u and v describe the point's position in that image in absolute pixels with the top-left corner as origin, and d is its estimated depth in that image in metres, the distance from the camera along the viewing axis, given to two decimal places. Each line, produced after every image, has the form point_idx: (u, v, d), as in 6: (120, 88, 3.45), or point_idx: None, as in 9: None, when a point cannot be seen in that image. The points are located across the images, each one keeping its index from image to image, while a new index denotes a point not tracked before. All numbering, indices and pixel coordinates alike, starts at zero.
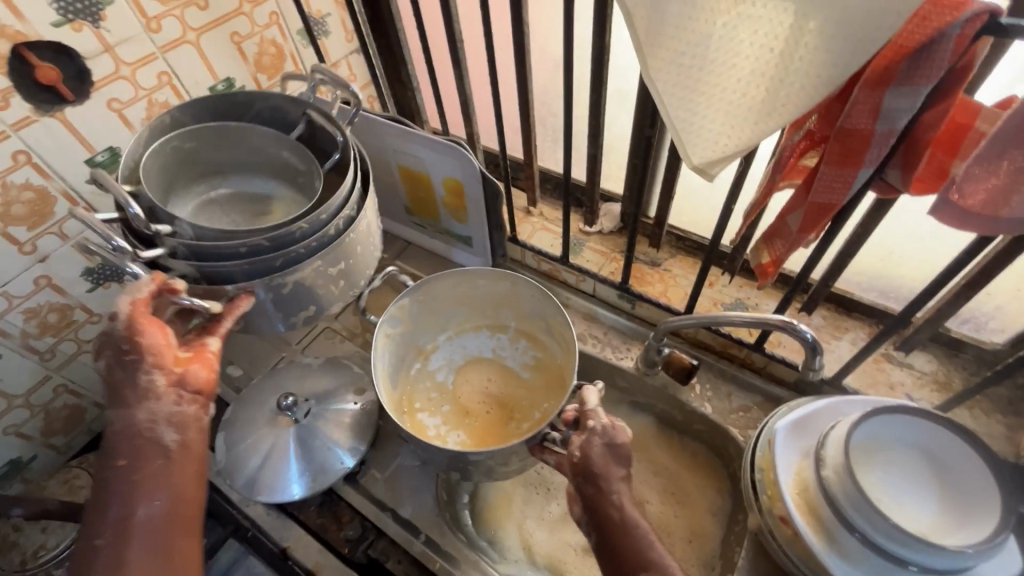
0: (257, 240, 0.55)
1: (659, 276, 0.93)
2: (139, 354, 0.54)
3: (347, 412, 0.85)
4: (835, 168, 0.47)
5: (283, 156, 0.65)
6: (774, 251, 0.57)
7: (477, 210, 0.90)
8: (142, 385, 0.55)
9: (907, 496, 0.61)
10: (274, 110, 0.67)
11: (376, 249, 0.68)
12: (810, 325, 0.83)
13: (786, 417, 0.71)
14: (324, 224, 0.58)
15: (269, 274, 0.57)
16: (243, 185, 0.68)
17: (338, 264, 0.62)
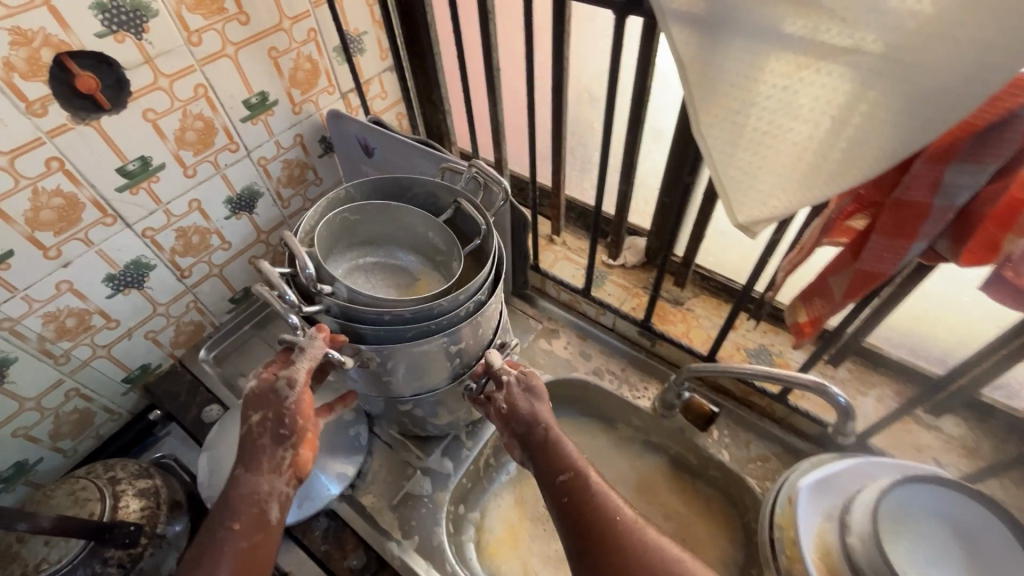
0: (400, 310, 0.61)
1: (682, 316, 0.91)
2: (282, 429, 0.58)
3: (339, 439, 0.85)
4: (886, 238, 0.46)
5: (430, 238, 0.76)
6: (812, 311, 0.56)
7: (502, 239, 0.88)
8: (279, 460, 0.59)
9: (935, 570, 0.59)
10: (434, 196, 0.78)
11: (486, 335, 0.73)
12: (835, 377, 0.81)
13: (810, 475, 0.69)
14: (461, 302, 0.64)
15: (398, 342, 0.63)
16: (387, 258, 0.79)
17: (470, 336, 0.69)
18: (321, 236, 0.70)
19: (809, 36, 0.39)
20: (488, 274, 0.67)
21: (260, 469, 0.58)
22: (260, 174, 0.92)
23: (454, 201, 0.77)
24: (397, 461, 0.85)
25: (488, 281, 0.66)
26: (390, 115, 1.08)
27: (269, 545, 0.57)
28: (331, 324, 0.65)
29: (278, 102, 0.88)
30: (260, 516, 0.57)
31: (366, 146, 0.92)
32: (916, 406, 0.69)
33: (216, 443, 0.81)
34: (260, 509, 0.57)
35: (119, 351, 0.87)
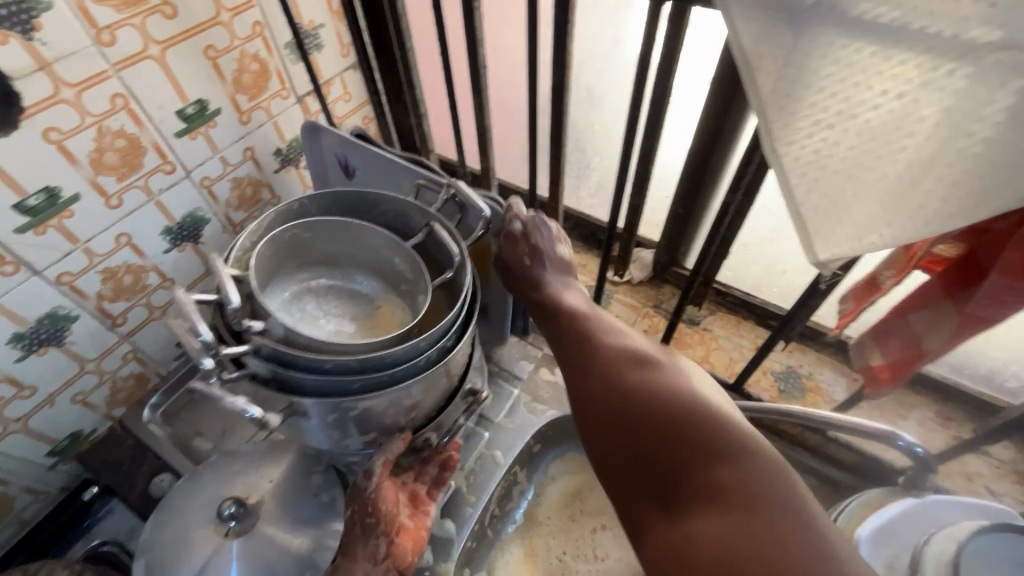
0: (347, 359, 0.49)
1: (699, 337, 0.82)
2: (369, 518, 0.62)
3: (306, 505, 0.69)
4: (1006, 281, 0.37)
5: (395, 263, 0.64)
6: (892, 354, 0.48)
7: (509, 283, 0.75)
8: (374, 548, 0.62)
9: None
10: (403, 214, 0.66)
11: (445, 383, 0.63)
12: (872, 401, 0.74)
13: (868, 524, 0.61)
14: (421, 350, 0.53)
15: (341, 397, 0.52)
16: (344, 282, 0.66)
17: (431, 382, 0.58)
18: (263, 250, 0.58)
19: (943, 28, 0.29)
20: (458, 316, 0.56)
21: (354, 557, 0.61)
22: (205, 197, 0.78)
23: (426, 222, 0.65)
24: None
25: (456, 324, 0.55)
26: (356, 119, 0.95)
27: None
28: (259, 372, 0.52)
29: (220, 111, 0.73)
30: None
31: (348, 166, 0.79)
32: (976, 437, 0.61)
33: (160, 540, 0.65)
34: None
35: (39, 422, 0.72)
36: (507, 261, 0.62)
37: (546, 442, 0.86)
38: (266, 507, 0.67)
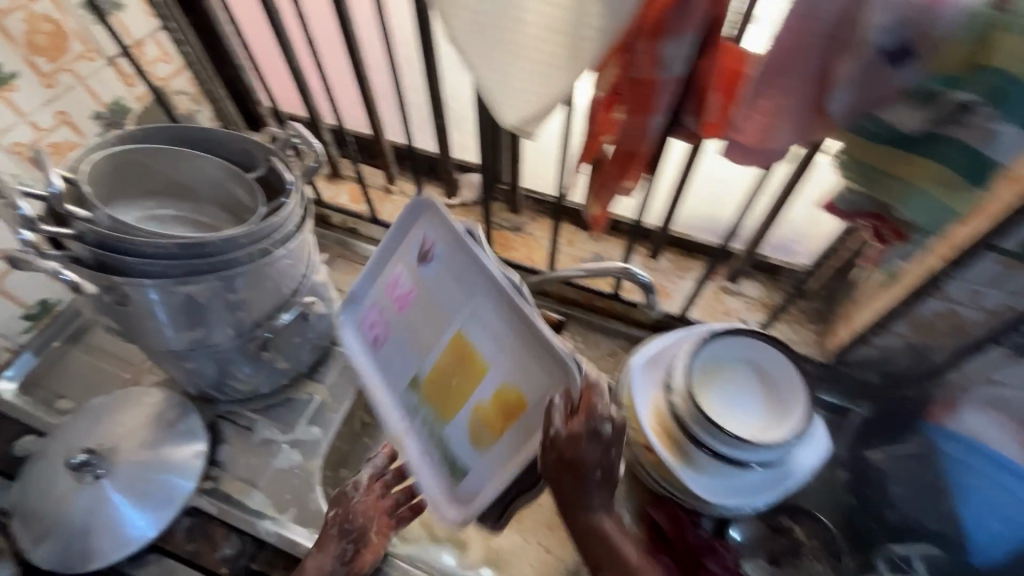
0: (167, 244, 0.61)
1: (523, 240, 0.95)
2: (348, 524, 0.70)
3: (165, 437, 0.76)
4: (634, 118, 0.51)
5: (236, 193, 0.76)
6: (603, 203, 0.61)
7: (512, 451, 0.57)
8: (341, 551, 0.69)
9: (741, 404, 0.70)
10: (245, 150, 0.77)
11: (284, 291, 0.73)
12: (658, 268, 0.90)
13: (642, 354, 0.76)
14: (242, 245, 0.64)
15: (162, 279, 0.62)
16: (191, 212, 0.77)
17: (264, 281, 0.69)
18: (100, 164, 0.68)
19: None
20: (284, 226, 0.68)
21: (327, 550, 0.68)
22: (20, 164, 0.79)
23: (267, 158, 0.76)
24: (259, 441, 0.81)
25: (279, 228, 0.67)
26: (180, 80, 0.97)
27: None
28: (84, 258, 0.61)
29: (17, 74, 0.74)
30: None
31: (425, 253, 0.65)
32: None
33: (30, 500, 0.72)
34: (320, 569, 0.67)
35: None
36: (552, 444, 0.51)
37: None
38: (123, 449, 0.74)
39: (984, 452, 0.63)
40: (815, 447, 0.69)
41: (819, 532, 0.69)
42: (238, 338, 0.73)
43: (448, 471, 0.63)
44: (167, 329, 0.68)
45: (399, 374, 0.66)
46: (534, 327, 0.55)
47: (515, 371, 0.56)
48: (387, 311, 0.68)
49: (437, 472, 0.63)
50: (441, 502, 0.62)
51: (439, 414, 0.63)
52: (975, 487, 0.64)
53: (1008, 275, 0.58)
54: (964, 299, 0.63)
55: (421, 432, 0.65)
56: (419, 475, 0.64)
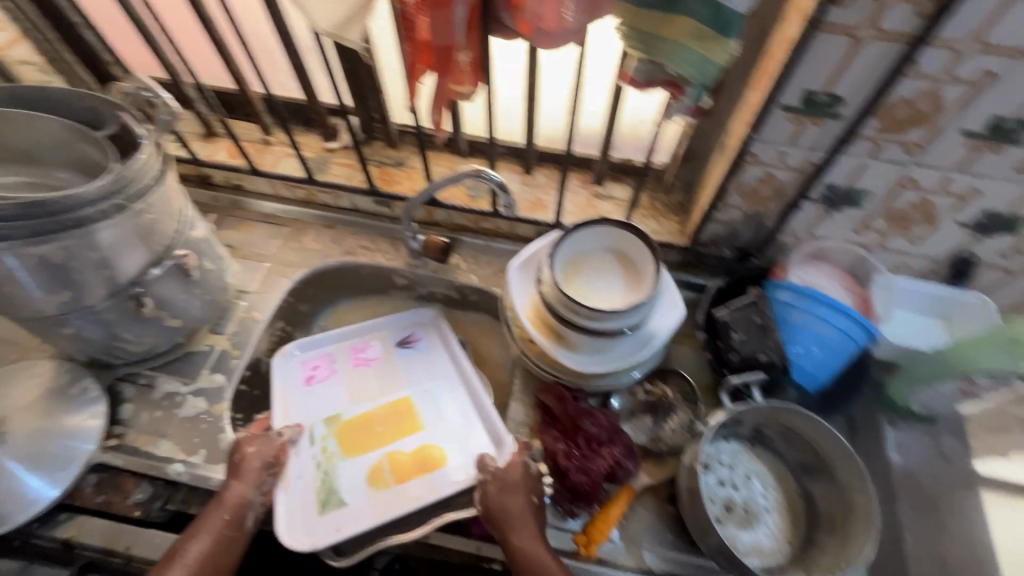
0: (6, 207, 0.58)
1: (405, 174, 0.97)
2: (271, 466, 0.71)
3: (59, 404, 0.76)
4: (435, 11, 0.55)
5: (90, 152, 0.74)
6: (439, 106, 0.64)
7: (405, 502, 0.72)
8: (265, 486, 0.70)
9: (605, 285, 0.77)
10: (93, 108, 0.74)
11: (155, 246, 0.73)
12: (534, 183, 0.95)
13: (517, 257, 0.82)
14: (86, 198, 0.62)
15: (7, 243, 0.60)
16: (43, 177, 0.75)
17: (128, 236, 0.68)
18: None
19: None
20: (134, 178, 0.66)
21: (245, 479, 0.69)
22: None
23: (117, 116, 0.74)
24: (162, 395, 0.82)
25: (128, 181, 0.65)
26: None
27: (223, 541, 0.65)
28: None
29: None
30: (240, 520, 0.67)
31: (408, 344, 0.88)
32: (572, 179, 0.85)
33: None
34: (240, 513, 0.67)
35: None
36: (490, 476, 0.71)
37: (310, 301, 0.96)
38: (13, 420, 0.74)
39: (806, 293, 0.73)
40: (672, 313, 0.77)
41: (681, 387, 0.79)
42: (111, 298, 0.72)
43: (317, 503, 0.72)
44: (33, 294, 0.67)
45: (333, 398, 0.81)
46: (487, 418, 0.78)
47: (448, 441, 0.77)
48: (339, 365, 0.84)
49: (306, 501, 0.72)
50: (295, 525, 0.70)
51: (338, 456, 0.75)
52: (802, 325, 0.73)
53: (800, 130, 0.66)
54: (774, 160, 0.71)
55: (307, 462, 0.75)
56: (284, 483, 0.72)
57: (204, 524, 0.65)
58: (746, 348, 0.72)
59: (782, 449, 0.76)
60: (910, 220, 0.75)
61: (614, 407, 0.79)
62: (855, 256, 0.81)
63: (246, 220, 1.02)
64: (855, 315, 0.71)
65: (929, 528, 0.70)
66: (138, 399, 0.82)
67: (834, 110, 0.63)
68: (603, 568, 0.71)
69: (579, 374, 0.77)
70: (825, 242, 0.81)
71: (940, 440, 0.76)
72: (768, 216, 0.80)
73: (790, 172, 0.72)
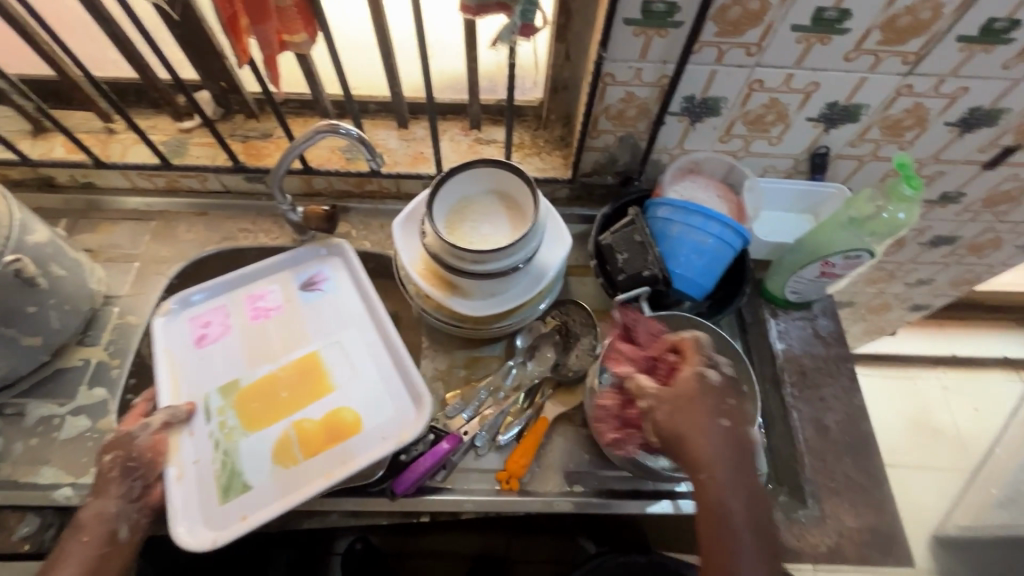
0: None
1: (275, 146, 0.91)
2: (129, 461, 0.66)
3: None
4: None
5: None
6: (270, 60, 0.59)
7: (316, 476, 0.70)
8: (129, 488, 0.66)
9: (491, 228, 0.77)
10: None
11: None
12: (413, 137, 0.91)
13: (400, 214, 0.80)
14: None
15: None
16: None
17: None
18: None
19: None
20: None
21: (108, 494, 0.64)
22: None
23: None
24: (36, 421, 0.75)
25: None
26: None
27: (93, 561, 0.62)
28: None
29: None
30: (109, 535, 0.63)
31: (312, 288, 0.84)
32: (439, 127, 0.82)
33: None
34: (107, 528, 0.63)
35: None
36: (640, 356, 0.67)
37: None
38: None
39: (678, 205, 0.76)
40: (561, 245, 0.77)
41: (581, 315, 0.81)
42: None
43: (220, 488, 0.69)
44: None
45: (231, 355, 0.78)
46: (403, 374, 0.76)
47: (359, 402, 0.75)
48: (234, 319, 0.81)
49: (203, 490, 0.69)
50: (193, 516, 0.67)
51: (238, 433, 0.72)
52: (680, 236, 0.76)
53: (648, 44, 0.67)
54: (632, 78, 0.72)
55: (204, 442, 0.72)
56: (176, 474, 0.69)
57: (68, 550, 0.62)
58: (631, 266, 0.74)
59: None
60: (767, 121, 0.78)
61: (519, 346, 0.80)
62: (726, 165, 0.85)
63: (105, 221, 0.93)
64: (725, 219, 0.74)
65: (813, 402, 0.78)
66: (9, 430, 0.74)
67: (674, 19, 0.64)
68: (527, 496, 0.73)
69: (478, 320, 0.77)
70: (696, 155, 0.84)
71: (816, 321, 0.83)
72: (640, 136, 0.81)
73: (649, 88, 0.73)
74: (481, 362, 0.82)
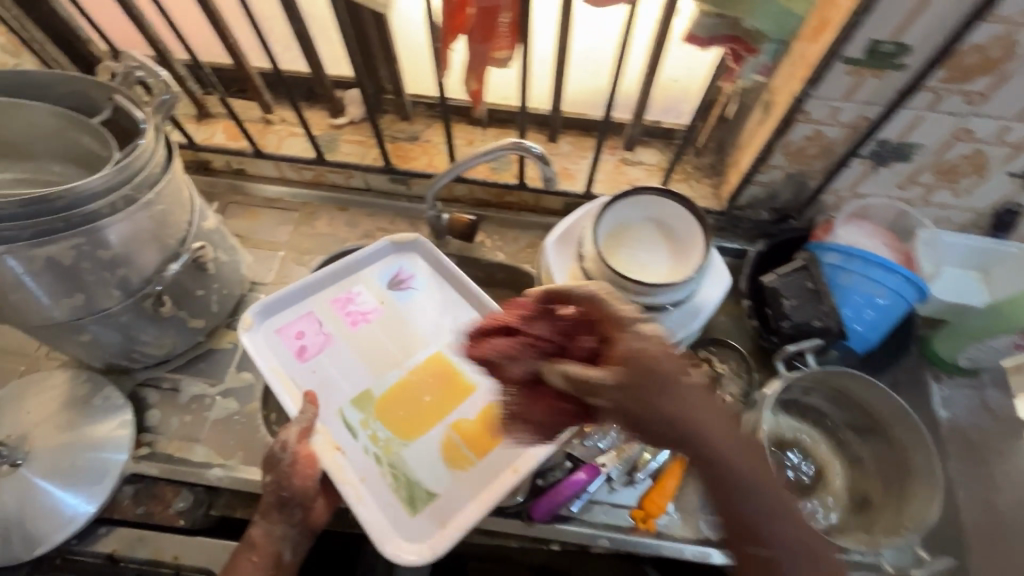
0: (4, 203, 0.53)
1: (422, 149, 0.92)
2: (282, 493, 0.64)
3: (83, 415, 0.72)
4: None
5: (87, 143, 0.67)
6: (477, 74, 0.59)
7: (497, 472, 0.66)
8: (292, 514, 0.66)
9: (648, 257, 0.75)
10: (81, 92, 0.67)
11: (166, 242, 0.67)
12: (559, 152, 0.89)
13: (553, 233, 0.78)
14: (96, 192, 0.57)
15: (15, 245, 0.55)
16: (35, 171, 0.69)
17: (139, 232, 0.63)
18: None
19: None
20: (144, 167, 0.61)
21: (272, 519, 0.66)
22: None
23: (110, 98, 0.67)
24: (190, 398, 0.78)
25: (139, 171, 0.60)
26: None
27: None
28: None
29: None
30: (276, 557, 0.65)
31: (405, 288, 0.78)
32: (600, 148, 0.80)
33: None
34: (275, 551, 0.65)
35: None
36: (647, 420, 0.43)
37: None
38: (36, 435, 0.70)
39: (858, 254, 0.70)
40: (720, 281, 0.75)
41: (730, 355, 0.77)
42: (128, 300, 0.66)
43: (403, 503, 0.64)
44: (40, 299, 0.61)
45: (342, 363, 0.71)
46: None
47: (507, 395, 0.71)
48: (328, 326, 0.73)
49: (385, 505, 0.64)
50: (390, 534, 0.62)
51: (396, 442, 0.67)
52: (853, 287, 0.71)
53: (858, 84, 0.63)
54: (826, 117, 0.68)
55: (362, 458, 0.66)
56: (354, 494, 0.63)
57: (238, 567, 0.64)
58: (799, 314, 0.70)
59: (829, 413, 0.75)
60: (960, 172, 0.72)
61: None
62: (897, 211, 0.78)
63: (252, 207, 0.96)
64: (909, 274, 0.69)
65: (978, 480, 0.72)
66: (163, 404, 0.78)
67: (898, 61, 0.59)
68: (662, 540, 0.71)
69: None
70: (868, 200, 0.78)
71: (984, 392, 0.76)
72: (811, 175, 0.77)
73: (842, 128, 0.69)
74: None
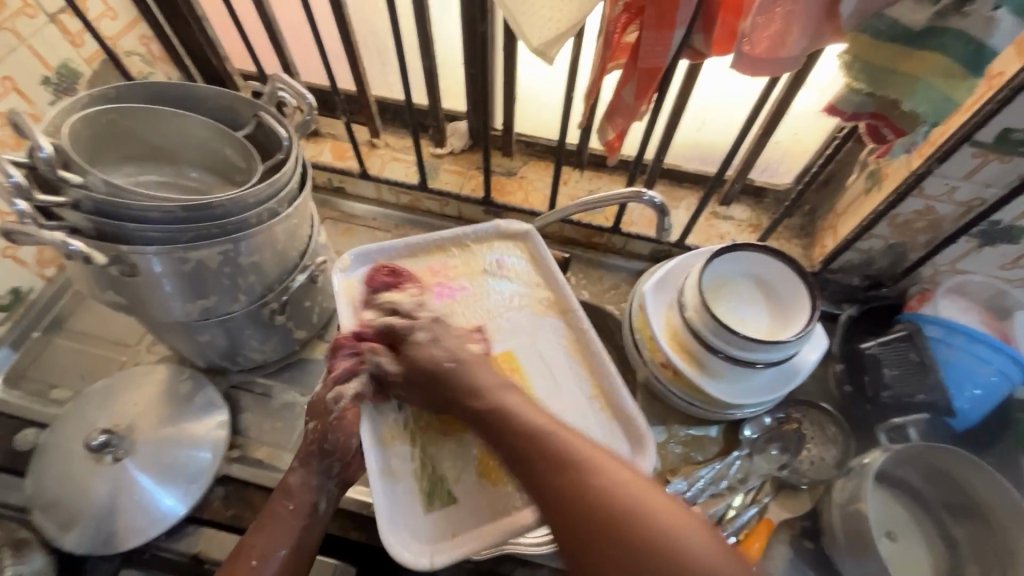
0: (171, 207, 0.56)
1: (518, 184, 0.95)
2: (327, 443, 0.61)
3: (183, 411, 0.74)
4: (654, 32, 0.51)
5: (229, 154, 0.71)
6: (617, 127, 0.62)
7: (529, 510, 0.57)
8: (329, 466, 0.63)
9: (746, 312, 0.76)
10: (228, 106, 0.72)
11: (291, 253, 0.70)
12: None
13: (651, 279, 0.79)
14: (248, 202, 0.61)
15: (172, 246, 0.58)
16: (174, 175, 0.73)
17: (274, 244, 0.65)
18: (75, 129, 0.62)
19: None
20: (287, 183, 0.65)
21: (311, 467, 0.62)
22: None
23: (255, 114, 0.71)
24: (281, 405, 0.81)
25: (283, 186, 0.64)
26: (130, 39, 0.90)
27: (287, 533, 0.60)
28: (82, 227, 0.57)
29: None
30: (311, 506, 0.61)
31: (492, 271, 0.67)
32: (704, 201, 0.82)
33: (48, 489, 0.69)
34: (310, 502, 0.61)
35: None
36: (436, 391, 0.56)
37: None
38: (139, 427, 0.72)
39: (962, 331, 0.70)
40: (816, 344, 0.75)
41: (817, 418, 0.77)
42: (250, 305, 0.69)
43: (421, 499, 0.56)
44: (175, 301, 0.63)
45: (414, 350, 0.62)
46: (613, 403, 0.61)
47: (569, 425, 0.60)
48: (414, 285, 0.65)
49: (404, 493, 0.55)
50: (396, 525, 0.54)
51: (437, 432, 0.58)
52: (957, 362, 0.70)
53: (981, 167, 0.64)
54: (941, 194, 0.69)
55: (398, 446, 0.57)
56: (383, 468, 0.55)
57: (270, 515, 0.60)
58: (901, 385, 0.73)
59: (922, 488, 0.74)
60: None
61: (747, 436, 0.77)
62: (995, 290, 0.78)
63: (347, 224, 0.99)
64: (1017, 355, 0.68)
65: None
66: (255, 409, 0.80)
67: None
68: None
69: (719, 403, 0.75)
70: (967, 276, 0.79)
71: None
72: (913, 248, 0.78)
73: (954, 206, 0.70)
74: (698, 444, 0.80)
